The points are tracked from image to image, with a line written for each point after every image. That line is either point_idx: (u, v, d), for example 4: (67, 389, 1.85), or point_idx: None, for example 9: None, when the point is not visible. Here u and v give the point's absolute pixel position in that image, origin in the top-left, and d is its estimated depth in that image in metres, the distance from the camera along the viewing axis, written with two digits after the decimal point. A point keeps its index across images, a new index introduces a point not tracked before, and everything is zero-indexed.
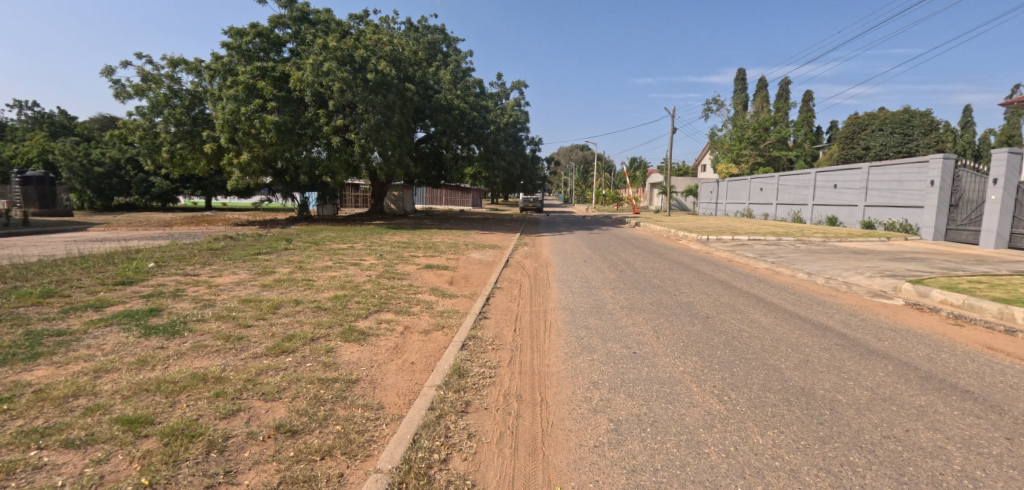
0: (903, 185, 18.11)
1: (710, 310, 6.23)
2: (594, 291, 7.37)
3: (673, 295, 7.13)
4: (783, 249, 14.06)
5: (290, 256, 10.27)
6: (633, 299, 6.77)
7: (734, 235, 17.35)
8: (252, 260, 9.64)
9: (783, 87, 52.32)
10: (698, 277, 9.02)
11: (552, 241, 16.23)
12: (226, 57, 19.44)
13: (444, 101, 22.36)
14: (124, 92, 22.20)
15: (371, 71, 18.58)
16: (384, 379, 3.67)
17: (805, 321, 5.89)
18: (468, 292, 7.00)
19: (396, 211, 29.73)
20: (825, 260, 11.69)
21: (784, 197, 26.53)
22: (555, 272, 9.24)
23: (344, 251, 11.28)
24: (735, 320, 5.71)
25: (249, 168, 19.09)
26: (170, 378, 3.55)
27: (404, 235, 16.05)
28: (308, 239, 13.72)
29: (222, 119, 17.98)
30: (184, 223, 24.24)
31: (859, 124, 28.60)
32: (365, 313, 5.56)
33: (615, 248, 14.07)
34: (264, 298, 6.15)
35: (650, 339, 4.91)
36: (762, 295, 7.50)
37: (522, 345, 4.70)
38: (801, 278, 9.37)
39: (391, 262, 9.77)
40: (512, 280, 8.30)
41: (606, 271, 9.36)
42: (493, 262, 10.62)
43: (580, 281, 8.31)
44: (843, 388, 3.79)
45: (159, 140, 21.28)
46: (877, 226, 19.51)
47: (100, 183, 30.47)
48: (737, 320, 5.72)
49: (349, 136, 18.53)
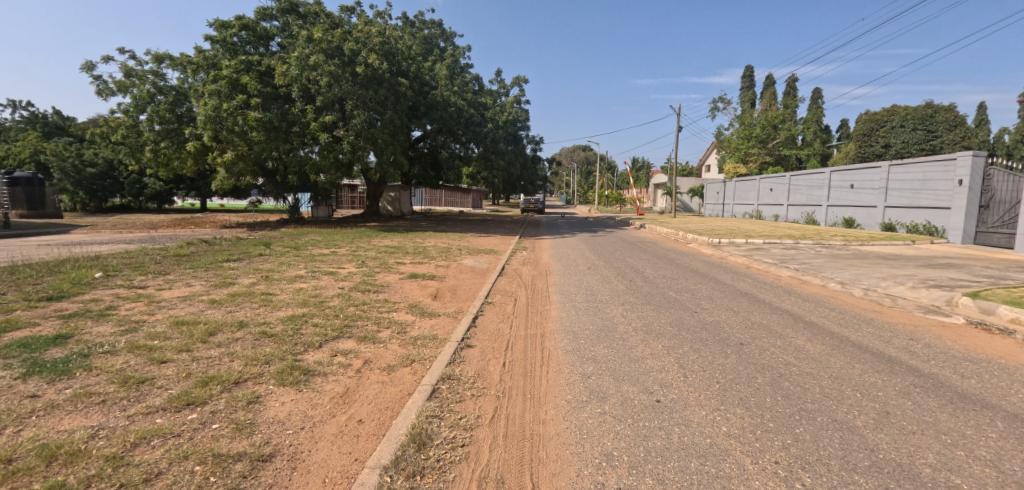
0: (927, 185, 16.98)
1: (743, 334, 5.14)
2: (602, 307, 6.28)
3: (695, 313, 6.04)
4: (804, 254, 12.93)
5: (261, 263, 9.19)
6: (649, 319, 5.69)
7: (747, 238, 16.24)
8: (216, 268, 8.57)
9: (791, 85, 51.21)
10: (719, 288, 7.91)
11: (554, 245, 15.17)
12: (209, 50, 18.42)
13: (440, 98, 21.27)
14: (106, 89, 21.18)
15: (361, 64, 17.53)
16: (311, 454, 2.62)
17: (860, 349, 4.82)
18: (452, 310, 5.93)
19: (393, 212, 28.66)
20: (855, 267, 10.55)
21: (796, 198, 25.39)
22: (557, 282, 8.16)
23: (323, 258, 10.18)
24: (777, 349, 4.62)
25: (235, 168, 18.11)
26: (5, 455, 2.53)
27: (394, 238, 14.98)
28: (290, 244, 12.69)
29: (204, 116, 16.96)
30: (171, 226, 23.19)
31: (876, 121, 27.48)
32: (321, 340, 4.50)
33: (621, 253, 12.99)
34: (202, 320, 5.06)
35: (676, 377, 3.83)
36: (796, 312, 6.41)
37: (513, 387, 3.66)
38: (835, 290, 8.25)
39: (372, 271, 8.68)
40: (507, 292, 7.22)
41: (613, 281, 8.27)
42: (487, 269, 9.53)
43: (584, 293, 7.23)
44: (954, 464, 2.74)
45: (143, 140, 20.30)
46: (898, 229, 18.37)
47: (92, 184, 29.48)
48: (779, 349, 4.63)
49: (338, 133, 17.56)
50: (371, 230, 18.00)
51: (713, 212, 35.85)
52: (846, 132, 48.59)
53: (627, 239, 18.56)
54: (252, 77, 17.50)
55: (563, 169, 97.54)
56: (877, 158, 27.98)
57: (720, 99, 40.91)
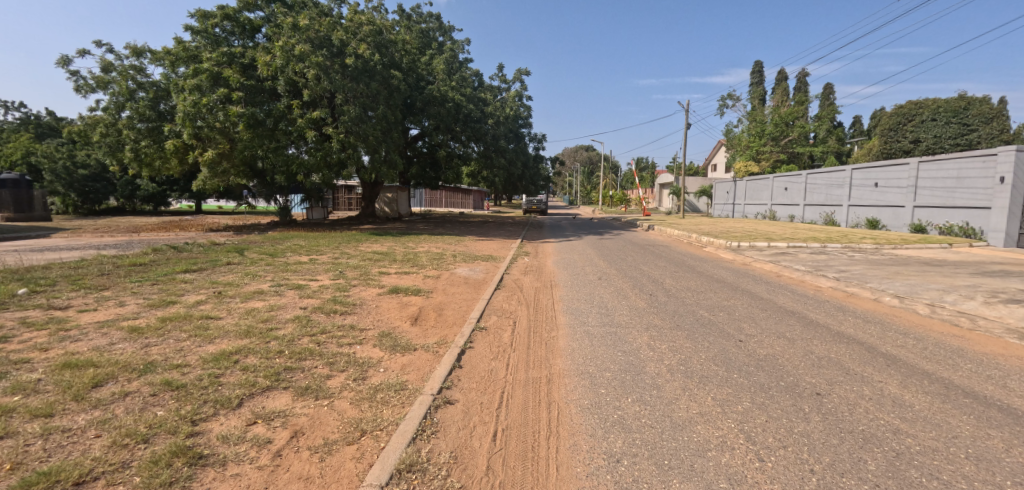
0: (963, 184, 15.65)
1: (818, 380, 3.87)
2: (623, 335, 5.00)
3: (742, 344, 4.74)
4: (837, 259, 11.62)
5: (222, 274, 7.96)
6: (685, 352, 4.41)
7: (768, 241, 14.97)
8: (167, 282, 7.35)
9: (801, 81, 49.79)
10: (758, 305, 6.62)
11: (559, 250, 13.93)
12: (190, 42, 17.23)
13: (437, 93, 19.94)
14: (85, 85, 19.97)
15: (351, 55, 16.30)
16: None
17: (980, 403, 3.57)
18: (434, 338, 4.69)
19: (390, 214, 27.39)
20: (903, 276, 9.25)
21: (813, 198, 24.06)
22: (563, 298, 6.90)
23: (297, 267, 8.91)
24: (878, 411, 3.35)
25: (219, 168, 16.87)
26: None
27: (385, 243, 13.75)
28: (266, 250, 11.47)
29: (182, 112, 15.70)
30: (156, 228, 22.05)
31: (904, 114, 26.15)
32: (241, 395, 3.26)
33: (634, 258, 11.74)
34: (98, 362, 3.83)
35: (747, 463, 2.63)
36: (862, 338, 5.16)
37: (504, 484, 2.47)
38: (893, 307, 6.96)
39: (348, 284, 7.43)
40: (503, 313, 5.94)
41: (630, 295, 7.01)
42: (483, 280, 8.29)
43: (598, 313, 6.00)
44: None
45: (124, 138, 19.09)
46: (929, 230, 17.04)
47: (85, 186, 28.23)
48: (880, 410, 3.36)
49: (326, 130, 16.33)
50: (363, 234, 16.79)
51: (722, 212, 34.51)
52: (859, 130, 47.13)
53: (637, 242, 17.27)
54: (234, 70, 16.27)
55: (565, 169, 96.11)
56: (904, 154, 26.69)
57: (729, 95, 39.56)
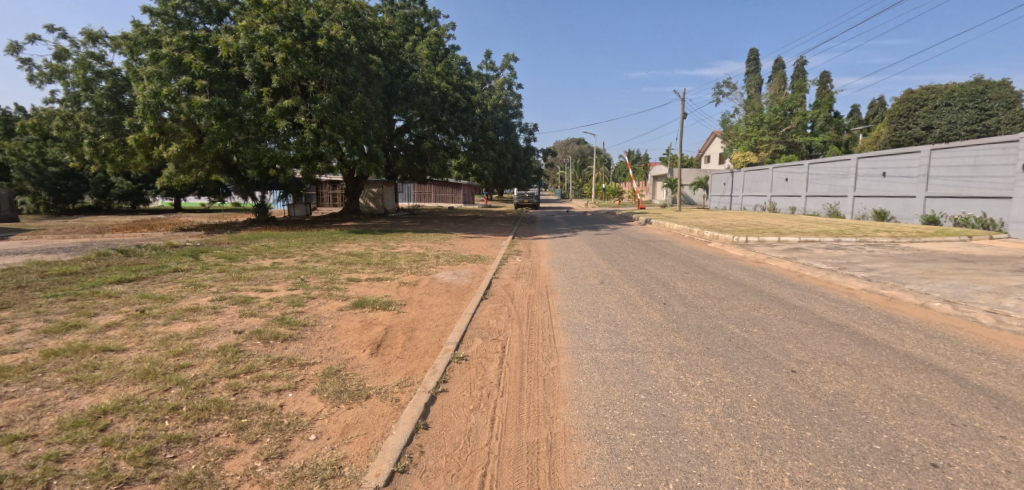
0: (980, 171, 14.76)
1: (929, 445, 2.76)
2: (642, 366, 3.88)
3: (798, 378, 3.65)
4: (859, 255, 10.60)
5: (159, 285, 6.77)
6: (730, 395, 3.32)
7: (778, 236, 13.95)
8: (87, 297, 6.14)
9: (798, 70, 49.05)
10: (795, 316, 5.54)
11: (555, 247, 12.81)
12: (149, 26, 15.75)
13: (421, 80, 18.73)
14: (39, 76, 18.40)
15: (324, 37, 15.01)
16: None
17: None
18: (396, 379, 3.50)
19: (376, 210, 26.08)
20: (940, 275, 8.25)
21: (815, 189, 23.15)
22: (563, 310, 5.76)
23: (253, 274, 7.70)
24: None
25: (185, 162, 15.28)
26: None
27: (363, 242, 12.57)
28: (227, 253, 10.27)
29: (142, 103, 14.23)
30: (123, 228, 20.60)
31: (915, 100, 25.61)
32: None
33: (637, 257, 10.66)
34: None
35: None
36: (939, 363, 4.12)
37: None
38: (948, 316, 5.93)
39: (307, 295, 6.25)
40: (490, 333, 4.79)
41: (641, 305, 5.90)
42: (467, 286, 7.17)
43: (605, 330, 4.89)
44: None
45: (81, 131, 17.55)
46: (942, 221, 16.13)
47: (56, 184, 26.53)
48: None
49: (298, 120, 14.99)
50: (342, 232, 15.58)
51: (719, 204, 33.63)
52: (858, 120, 46.39)
53: (637, 237, 16.22)
54: (197, 55, 14.80)
55: (557, 162, 94.93)
56: (917, 141, 25.96)
57: (726, 84, 38.72)
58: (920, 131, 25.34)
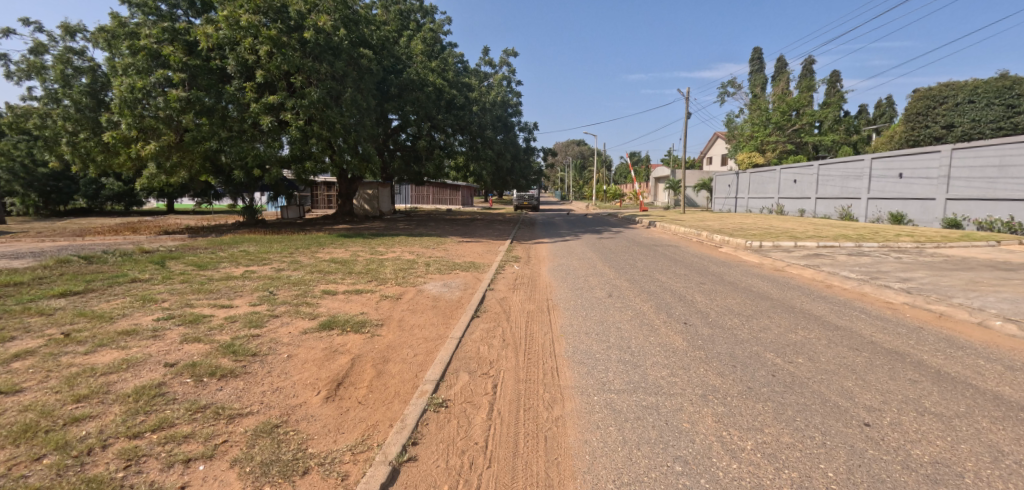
0: (1007, 172, 13.95)
1: None
2: (671, 416, 3.02)
3: (877, 438, 2.79)
4: (887, 262, 9.76)
5: (105, 300, 5.90)
6: (796, 469, 2.46)
7: (794, 241, 13.08)
8: (12, 315, 5.24)
9: (806, 69, 48.18)
10: (842, 340, 4.69)
11: (556, 253, 12.00)
12: (129, 18, 14.95)
13: (415, 76, 17.94)
14: (16, 72, 17.59)
15: (310, 28, 14.18)
16: None
17: None
18: (348, 444, 2.62)
19: (370, 212, 25.29)
20: (986, 286, 7.40)
21: (825, 191, 22.33)
22: (567, 331, 4.89)
23: (218, 285, 6.86)
24: None
25: (168, 161, 14.48)
26: None
27: (351, 247, 11.77)
28: (200, 259, 9.42)
29: (118, 99, 13.42)
30: (107, 231, 19.75)
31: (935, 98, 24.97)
32: None
33: (647, 264, 9.81)
34: None
35: None
36: None
37: None
38: (1015, 338, 5.09)
39: (270, 313, 5.38)
40: (479, 366, 3.92)
41: (658, 326, 5.02)
42: (457, 300, 6.32)
43: (620, 360, 4.03)
44: None
45: (59, 129, 16.69)
46: (965, 225, 15.28)
47: (46, 185, 25.57)
48: None
49: (283, 116, 14.14)
50: (331, 236, 14.79)
51: (722, 207, 32.95)
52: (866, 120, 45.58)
53: (642, 241, 15.37)
54: (177, 47, 13.97)
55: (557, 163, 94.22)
56: (935, 140, 25.15)
57: (731, 84, 38.03)
58: (940, 129, 24.76)
